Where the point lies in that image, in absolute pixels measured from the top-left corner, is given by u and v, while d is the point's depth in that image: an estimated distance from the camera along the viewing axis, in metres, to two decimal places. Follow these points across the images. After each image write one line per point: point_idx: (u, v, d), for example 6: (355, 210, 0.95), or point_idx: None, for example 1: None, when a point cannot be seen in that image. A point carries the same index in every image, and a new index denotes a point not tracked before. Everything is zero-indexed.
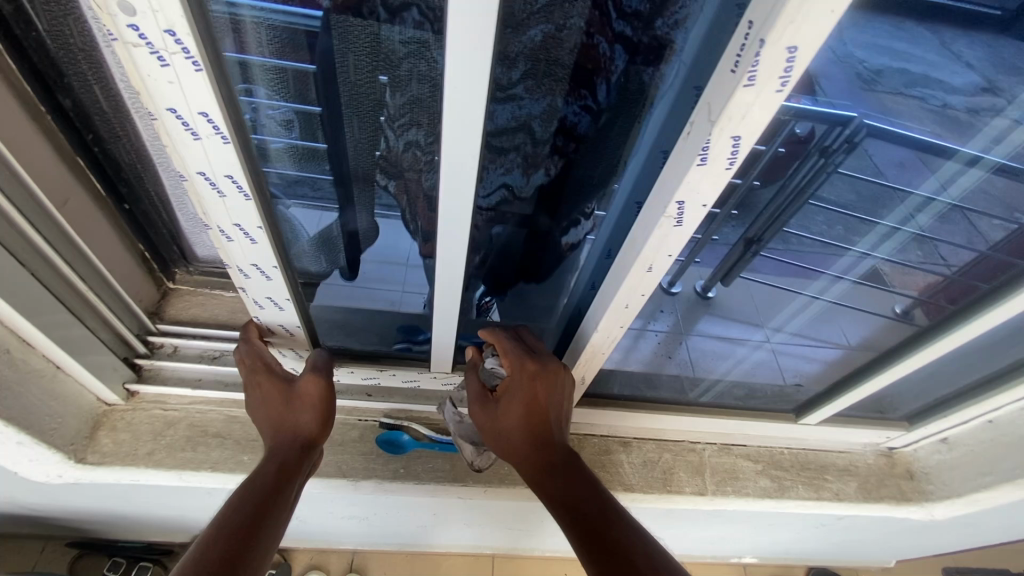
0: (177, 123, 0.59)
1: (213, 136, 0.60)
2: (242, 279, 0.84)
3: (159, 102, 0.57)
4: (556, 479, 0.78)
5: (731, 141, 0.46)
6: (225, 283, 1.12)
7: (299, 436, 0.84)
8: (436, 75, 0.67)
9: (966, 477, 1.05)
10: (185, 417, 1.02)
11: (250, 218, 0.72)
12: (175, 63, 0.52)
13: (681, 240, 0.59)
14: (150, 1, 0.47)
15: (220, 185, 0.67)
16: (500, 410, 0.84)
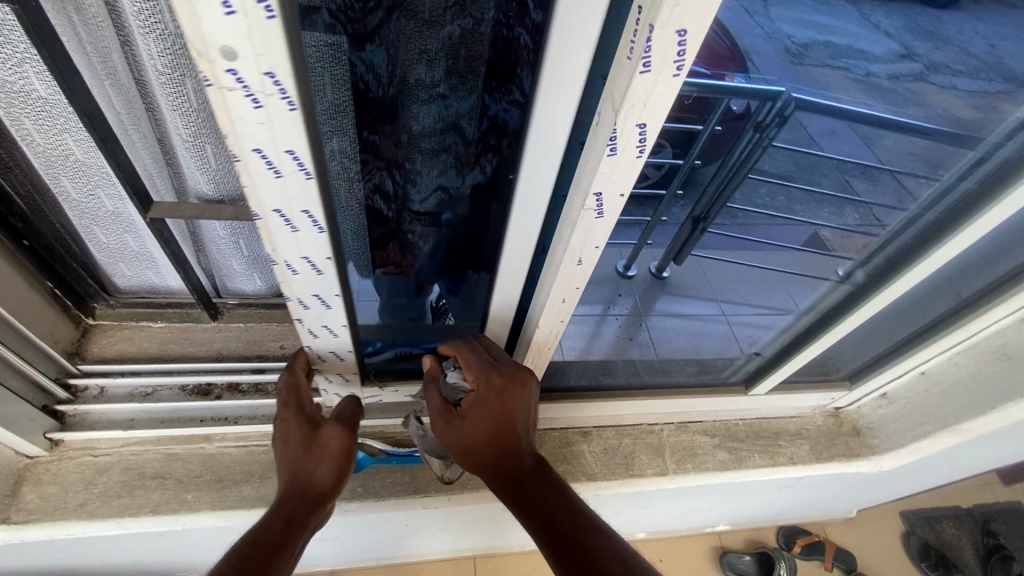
0: (261, 163, 0.53)
1: (298, 174, 0.55)
2: (301, 311, 0.76)
3: (245, 143, 0.51)
4: (523, 490, 0.77)
5: (637, 128, 0.46)
6: (153, 313, 1.05)
7: (312, 486, 0.79)
8: (353, 78, 0.65)
9: (907, 429, 1.10)
10: (118, 462, 0.95)
11: (321, 252, 0.66)
12: (270, 105, 0.48)
13: (606, 229, 0.58)
14: (256, 43, 0.43)
15: (296, 222, 0.61)
16: (466, 426, 0.79)
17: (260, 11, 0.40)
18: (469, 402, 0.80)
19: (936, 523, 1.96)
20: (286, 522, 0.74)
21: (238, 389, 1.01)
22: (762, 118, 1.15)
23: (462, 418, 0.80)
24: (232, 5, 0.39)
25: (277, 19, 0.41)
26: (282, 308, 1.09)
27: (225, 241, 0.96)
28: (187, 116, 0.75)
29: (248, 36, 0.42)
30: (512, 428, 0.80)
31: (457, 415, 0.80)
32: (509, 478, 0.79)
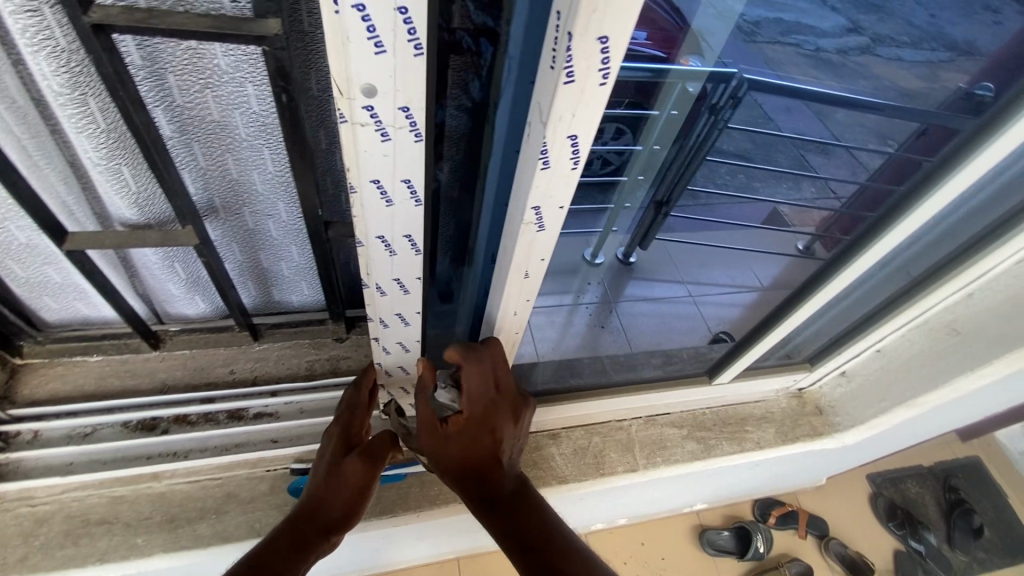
0: (376, 192, 0.61)
1: (408, 201, 0.63)
2: (379, 329, 0.83)
3: (366, 173, 0.59)
4: (500, 514, 0.75)
5: (568, 140, 0.43)
6: (87, 347, 0.99)
7: (326, 510, 0.76)
8: (289, 74, 0.63)
9: (867, 405, 1.12)
10: (60, 510, 0.89)
11: (410, 271, 0.73)
12: (397, 136, 0.55)
13: (550, 241, 0.55)
14: (397, 82, 0.51)
15: (395, 245, 0.69)
16: (450, 445, 0.77)
17: (408, 49, 0.48)
18: (459, 422, 0.77)
19: (902, 483, 2.03)
20: (296, 533, 0.72)
21: (186, 421, 0.95)
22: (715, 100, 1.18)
23: (446, 436, 0.77)
24: (384, 46, 0.47)
25: (422, 57, 0.49)
26: (229, 330, 1.04)
27: (159, 266, 0.90)
28: (94, 137, 0.69)
29: (392, 74, 0.50)
30: (495, 451, 0.78)
31: (443, 432, 0.77)
32: (486, 501, 0.77)
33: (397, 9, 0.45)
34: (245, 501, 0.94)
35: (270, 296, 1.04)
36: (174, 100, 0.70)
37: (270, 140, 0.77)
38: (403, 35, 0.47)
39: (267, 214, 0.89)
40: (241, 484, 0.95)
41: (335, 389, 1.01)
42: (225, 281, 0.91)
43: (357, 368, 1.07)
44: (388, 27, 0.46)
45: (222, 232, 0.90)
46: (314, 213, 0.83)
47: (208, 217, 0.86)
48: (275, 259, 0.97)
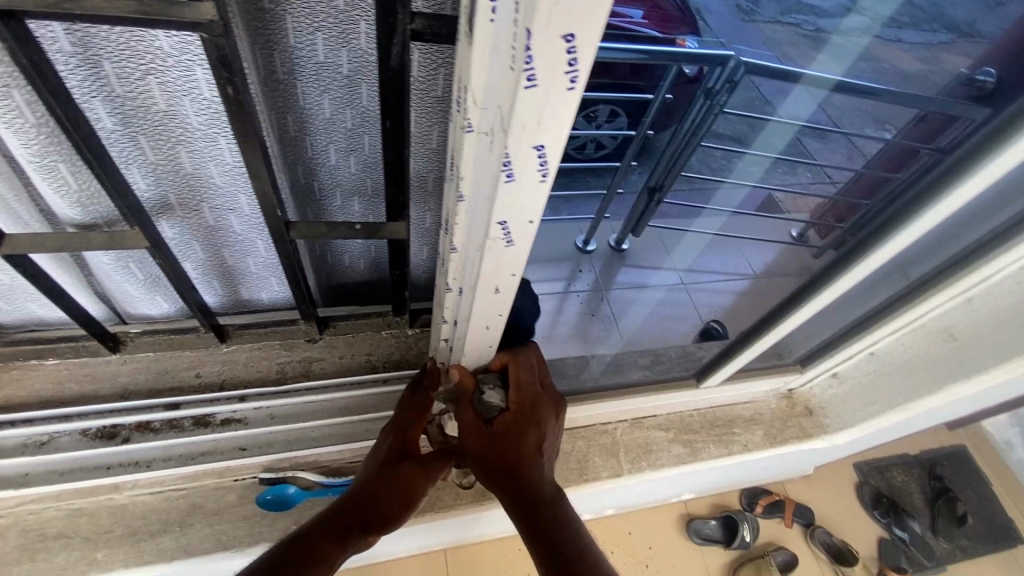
0: (496, 232, 0.46)
1: (500, 242, 0.47)
2: (448, 333, 0.72)
3: (470, 186, 0.45)
4: (537, 520, 0.69)
5: (535, 151, 0.38)
6: (43, 350, 0.95)
7: (372, 505, 0.72)
8: (235, 63, 0.57)
9: (859, 408, 1.09)
10: (15, 523, 0.85)
11: (492, 309, 0.61)
12: (523, 177, 0.40)
13: (521, 256, 0.50)
14: (537, 116, 0.35)
15: (472, 279, 0.56)
16: (498, 446, 0.74)
17: (565, 84, 0.34)
18: (506, 421, 0.75)
19: (887, 471, 2.04)
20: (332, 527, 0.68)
21: (149, 428, 0.90)
22: (711, 85, 1.12)
23: (493, 436, 0.74)
24: (539, 81, 0.33)
25: (576, 87, 0.34)
26: (194, 331, 1.00)
27: (114, 267, 0.85)
28: (25, 133, 0.62)
29: (538, 111, 0.35)
30: (539, 451, 0.75)
31: (490, 434, 0.75)
32: (530, 510, 0.70)
33: (564, 37, 0.31)
34: (212, 512, 0.90)
35: (239, 294, 1.00)
36: (113, 89, 0.64)
37: (226, 130, 0.71)
38: (563, 65, 0.32)
39: (228, 209, 0.83)
40: (207, 495, 0.91)
41: (309, 393, 0.97)
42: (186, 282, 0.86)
43: (331, 371, 1.02)
44: (552, 56, 0.32)
45: (181, 229, 0.84)
46: (274, 213, 0.77)
47: (162, 215, 0.81)
48: (242, 256, 0.92)
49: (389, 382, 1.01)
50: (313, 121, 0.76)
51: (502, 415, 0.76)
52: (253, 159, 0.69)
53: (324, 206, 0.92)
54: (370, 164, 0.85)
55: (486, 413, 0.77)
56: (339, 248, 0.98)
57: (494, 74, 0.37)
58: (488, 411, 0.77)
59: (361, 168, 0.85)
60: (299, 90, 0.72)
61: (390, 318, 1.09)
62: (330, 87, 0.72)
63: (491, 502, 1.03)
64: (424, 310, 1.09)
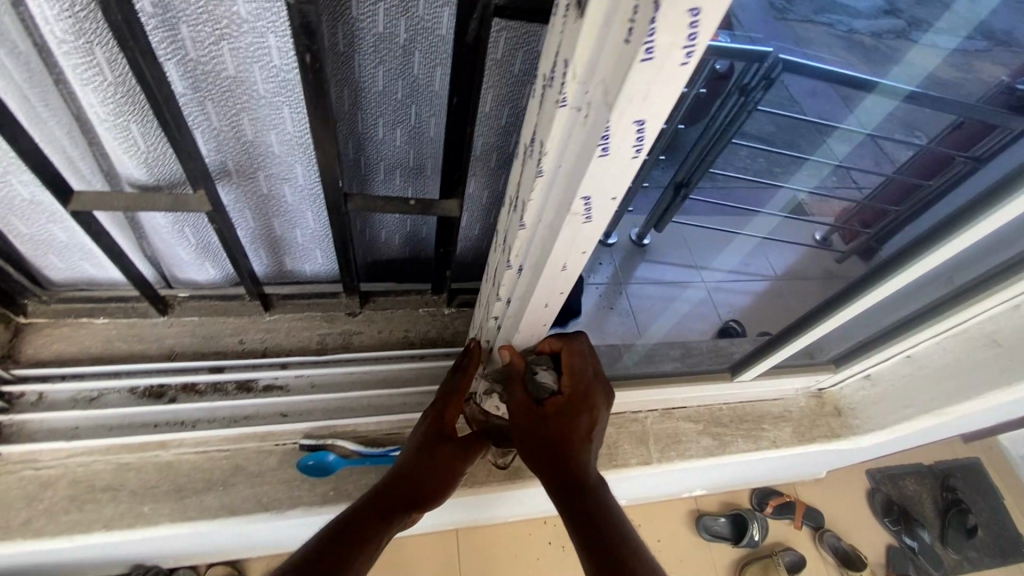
0: (579, 209, 0.46)
1: (579, 218, 0.48)
2: (499, 309, 0.73)
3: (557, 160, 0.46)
4: (581, 506, 0.69)
5: (635, 126, 0.38)
6: (94, 309, 0.97)
7: (415, 487, 0.74)
8: (316, 29, 0.58)
9: (890, 410, 1.09)
10: (64, 474, 0.86)
11: (554, 287, 0.61)
12: (618, 153, 0.40)
13: (595, 234, 0.51)
14: (646, 90, 0.36)
15: (542, 255, 0.57)
16: (549, 429, 0.74)
17: (679, 60, 0.34)
18: (558, 404, 0.75)
19: (900, 479, 2.03)
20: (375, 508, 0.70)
21: (194, 390, 0.94)
22: (748, 82, 1.09)
23: (544, 419, 0.74)
24: (657, 56, 0.33)
25: (690, 61, 0.34)
26: (238, 298, 1.03)
27: (168, 229, 0.86)
28: (102, 91, 0.64)
29: (648, 85, 0.35)
30: (590, 437, 0.75)
31: (540, 416, 0.75)
32: (575, 501, 0.70)
33: (691, 9, 0.31)
34: (254, 475, 0.91)
35: (282, 265, 1.01)
36: (187, 52, 0.64)
37: (290, 98, 0.72)
38: (683, 39, 0.33)
39: (283, 178, 0.84)
40: (249, 457, 0.93)
41: (346, 364, 1.00)
42: (237, 248, 0.88)
43: (370, 344, 1.06)
44: (674, 29, 0.32)
45: (234, 197, 0.86)
46: (334, 182, 0.79)
47: (221, 180, 0.82)
48: (289, 226, 0.93)
49: (424, 359, 1.04)
50: (367, 94, 0.76)
51: (554, 398, 0.75)
52: (321, 128, 0.70)
53: (374, 178, 0.92)
54: (417, 137, 0.84)
55: (539, 395, 0.76)
56: (377, 224, 0.98)
57: (602, 47, 0.37)
58: (540, 393, 0.77)
59: (410, 142, 0.85)
60: (358, 61, 0.72)
61: (428, 296, 1.12)
62: (386, 57, 0.72)
63: (522, 481, 1.05)
64: (460, 290, 1.11)
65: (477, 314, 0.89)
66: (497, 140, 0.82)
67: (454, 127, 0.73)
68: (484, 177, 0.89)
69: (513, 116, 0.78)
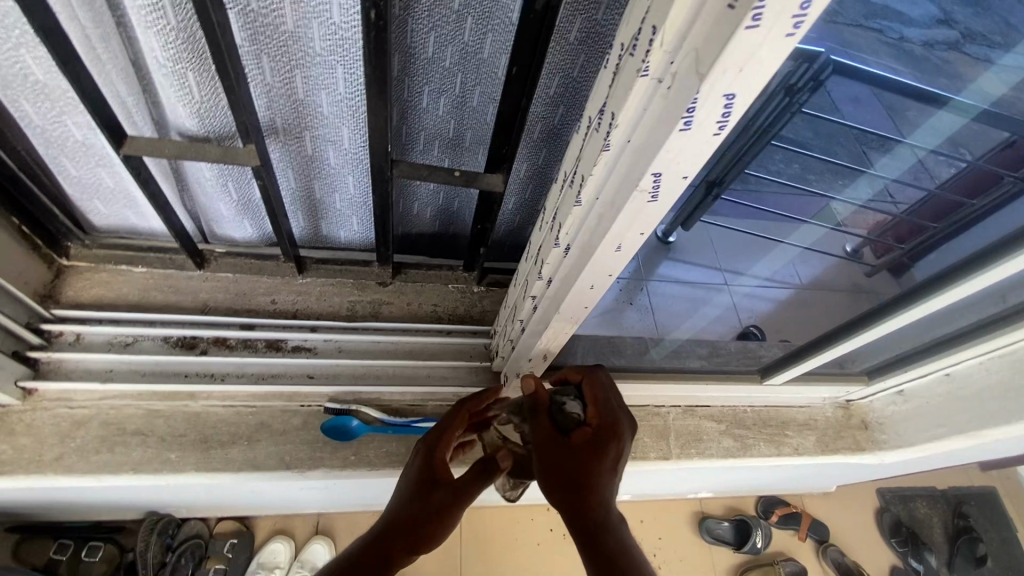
0: (647, 186, 0.45)
1: (646, 195, 0.46)
2: (537, 288, 0.72)
3: (628, 134, 0.45)
4: (602, 542, 0.63)
5: (723, 99, 0.37)
6: (134, 257, 0.99)
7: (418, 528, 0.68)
8: None
9: (920, 428, 1.06)
10: (96, 415, 0.88)
11: (604, 268, 0.60)
12: (700, 128, 0.39)
13: (655, 216, 0.50)
14: (746, 60, 0.34)
15: (594, 233, 0.55)
16: (575, 460, 0.68)
17: (786, 30, 0.32)
18: (587, 434, 0.71)
19: (911, 501, 1.98)
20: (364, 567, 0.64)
21: (225, 344, 0.95)
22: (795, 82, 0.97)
23: (570, 450, 0.70)
24: (764, 25, 0.31)
25: (797, 32, 0.32)
26: (273, 259, 1.04)
27: (212, 183, 0.87)
28: (163, 35, 0.63)
29: (748, 55, 0.33)
30: (616, 467, 0.70)
31: (567, 445, 0.70)
32: (597, 547, 0.63)
33: None
34: (278, 433, 0.92)
35: (318, 228, 1.01)
36: (248, 3, 0.63)
37: (346, 58, 0.71)
38: (795, 7, 0.30)
39: (329, 140, 0.83)
40: (274, 415, 0.94)
41: (374, 333, 1.01)
42: (277, 208, 0.88)
43: (398, 315, 1.06)
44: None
45: (279, 155, 0.85)
46: (382, 147, 0.78)
47: (269, 137, 0.82)
48: (330, 190, 0.93)
49: (451, 334, 1.04)
50: (417, 60, 0.75)
51: (583, 428, 0.72)
52: (377, 89, 0.69)
53: (415, 146, 0.90)
54: (461, 107, 0.83)
55: (565, 424, 0.72)
56: (413, 197, 0.97)
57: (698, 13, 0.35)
58: (567, 423, 0.73)
59: (455, 112, 0.84)
60: (413, 24, 0.70)
61: (458, 272, 1.12)
62: (439, 22, 0.70)
63: None
64: (492, 270, 1.11)
65: (511, 292, 0.89)
66: (542, 111, 0.80)
67: (506, 97, 0.72)
68: (527, 152, 0.87)
69: (561, 88, 0.77)
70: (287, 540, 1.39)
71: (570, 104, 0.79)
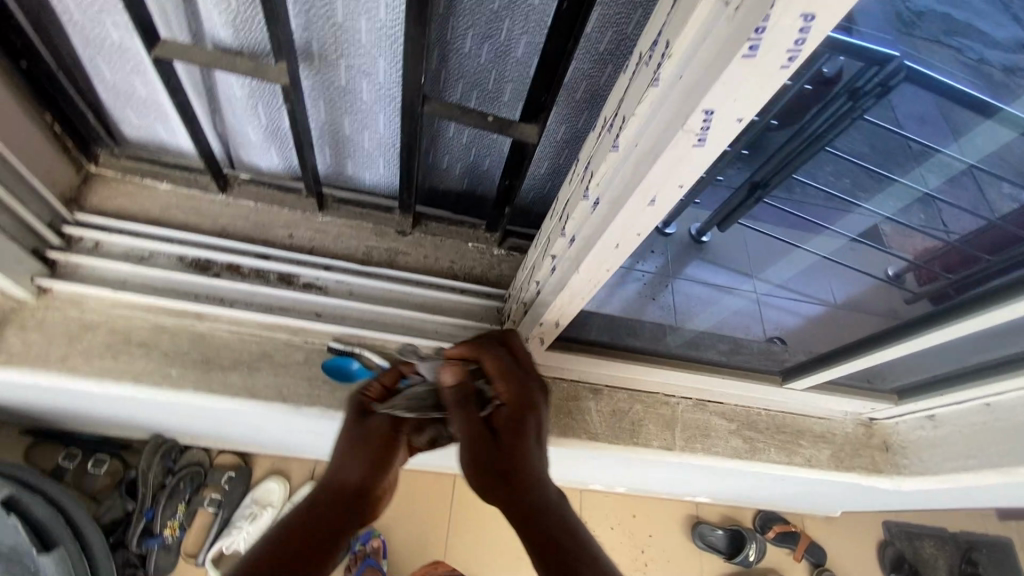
0: (695, 127, 0.40)
1: (692, 137, 0.41)
2: (560, 247, 0.68)
3: (682, 67, 0.40)
4: (541, 521, 0.55)
5: (799, 21, 0.32)
6: (159, 174, 0.98)
7: (353, 494, 0.64)
8: None
9: (947, 457, 1.00)
10: (105, 323, 0.88)
11: (635, 227, 0.55)
12: (765, 57, 0.34)
13: (699, 166, 0.45)
14: None
15: (629, 184, 0.51)
16: (499, 448, 0.61)
17: None
18: (504, 411, 0.64)
19: (918, 540, 1.89)
20: (293, 562, 0.54)
21: (238, 271, 0.94)
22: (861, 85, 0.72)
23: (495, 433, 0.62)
24: None
25: None
26: (296, 193, 1.02)
27: (243, 104, 0.85)
28: None
29: None
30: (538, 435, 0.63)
31: (489, 430, 0.62)
32: (538, 532, 0.54)
33: None
34: (280, 364, 0.92)
35: (345, 168, 0.99)
36: None
37: None
38: None
39: (363, 71, 0.80)
40: (278, 347, 0.93)
41: (388, 281, 0.99)
42: (303, 137, 0.86)
43: (413, 266, 1.03)
44: None
45: (313, 83, 0.82)
46: (415, 81, 0.74)
47: (302, 62, 0.79)
48: (360, 127, 0.90)
49: (464, 292, 1.02)
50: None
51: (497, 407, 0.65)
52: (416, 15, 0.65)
53: (444, 89, 0.83)
54: (502, 57, 0.77)
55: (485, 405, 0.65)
56: (443, 148, 0.92)
57: None
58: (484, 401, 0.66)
59: (494, 59, 0.77)
60: None
61: (480, 232, 1.09)
62: None
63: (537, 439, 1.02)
64: (514, 233, 1.07)
65: (531, 253, 0.85)
66: (587, 68, 0.75)
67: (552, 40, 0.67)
68: (567, 112, 0.82)
69: (610, 45, 0.71)
70: (281, 479, 1.40)
71: (619, 60, 0.73)
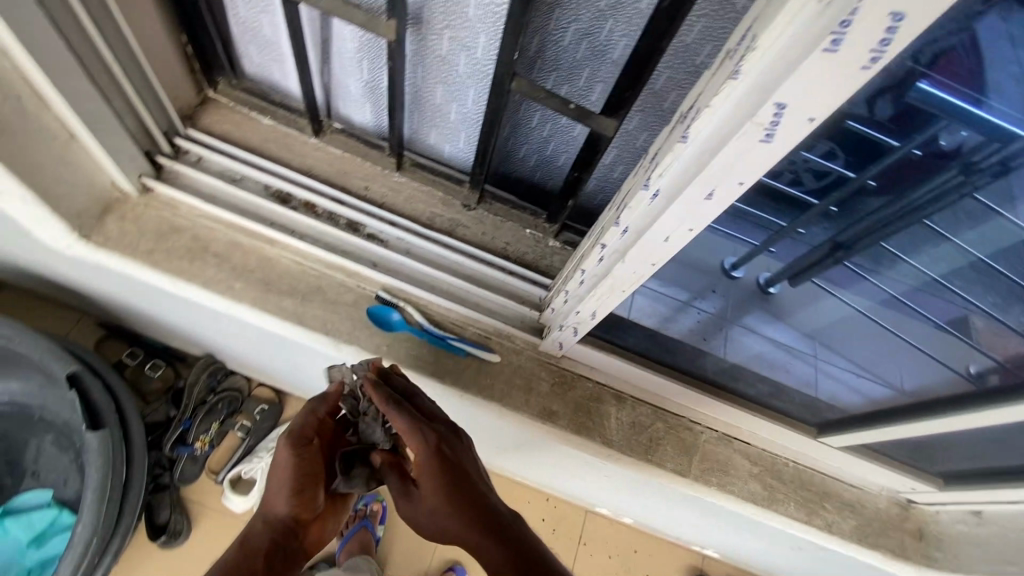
0: (765, 120, 0.43)
1: (761, 130, 0.44)
2: (611, 237, 0.69)
3: (763, 62, 0.41)
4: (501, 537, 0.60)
5: (888, 21, 0.34)
6: (264, 109, 1.08)
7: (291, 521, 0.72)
8: None
9: (987, 559, 0.91)
10: (190, 229, 0.98)
11: (688, 220, 0.57)
12: (846, 55, 0.36)
13: (764, 161, 0.47)
14: None
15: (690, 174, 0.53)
16: (435, 498, 0.63)
17: None
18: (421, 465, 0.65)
19: None
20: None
21: (314, 210, 1.02)
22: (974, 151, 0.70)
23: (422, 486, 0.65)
24: None
25: None
26: (379, 150, 1.09)
27: (351, 57, 0.92)
28: None
29: None
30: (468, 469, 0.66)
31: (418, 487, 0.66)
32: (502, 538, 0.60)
33: None
34: (329, 300, 0.98)
35: (427, 136, 1.04)
36: None
37: None
38: None
39: (463, 44, 0.84)
40: (331, 285, 0.99)
41: (444, 248, 1.03)
42: (397, 96, 0.92)
43: (470, 240, 1.07)
44: None
45: (416, 49, 0.88)
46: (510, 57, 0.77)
47: (410, 26, 0.84)
48: (450, 98, 0.95)
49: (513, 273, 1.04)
50: None
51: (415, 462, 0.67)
52: None
53: (534, 74, 0.85)
54: (599, 55, 0.78)
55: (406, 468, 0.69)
56: (523, 134, 0.96)
57: None
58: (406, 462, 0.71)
59: (588, 54, 0.78)
60: None
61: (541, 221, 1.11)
62: None
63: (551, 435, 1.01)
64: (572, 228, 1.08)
65: (581, 245, 0.85)
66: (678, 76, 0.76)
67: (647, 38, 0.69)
68: (648, 116, 0.83)
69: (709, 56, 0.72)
70: None
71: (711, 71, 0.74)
